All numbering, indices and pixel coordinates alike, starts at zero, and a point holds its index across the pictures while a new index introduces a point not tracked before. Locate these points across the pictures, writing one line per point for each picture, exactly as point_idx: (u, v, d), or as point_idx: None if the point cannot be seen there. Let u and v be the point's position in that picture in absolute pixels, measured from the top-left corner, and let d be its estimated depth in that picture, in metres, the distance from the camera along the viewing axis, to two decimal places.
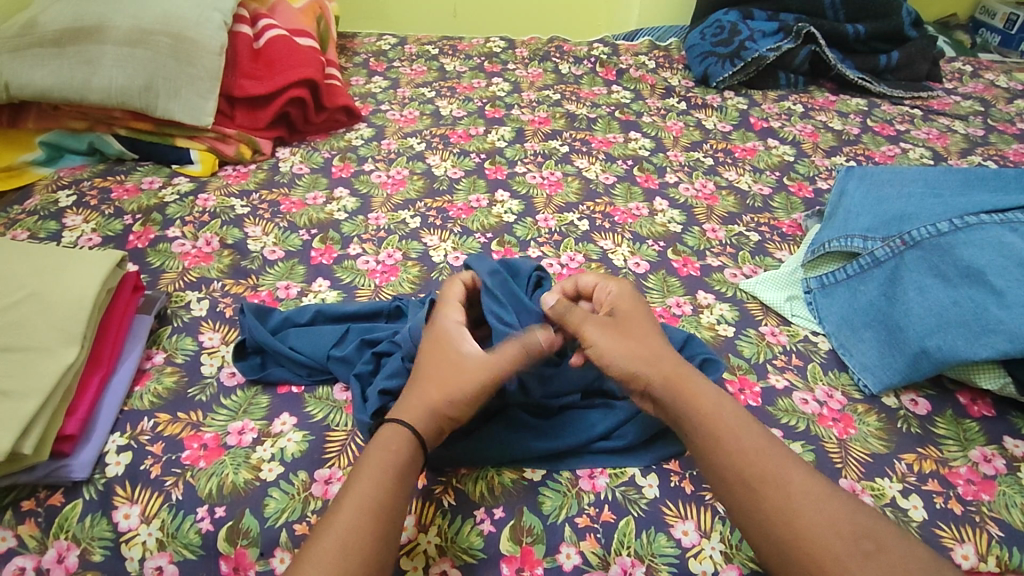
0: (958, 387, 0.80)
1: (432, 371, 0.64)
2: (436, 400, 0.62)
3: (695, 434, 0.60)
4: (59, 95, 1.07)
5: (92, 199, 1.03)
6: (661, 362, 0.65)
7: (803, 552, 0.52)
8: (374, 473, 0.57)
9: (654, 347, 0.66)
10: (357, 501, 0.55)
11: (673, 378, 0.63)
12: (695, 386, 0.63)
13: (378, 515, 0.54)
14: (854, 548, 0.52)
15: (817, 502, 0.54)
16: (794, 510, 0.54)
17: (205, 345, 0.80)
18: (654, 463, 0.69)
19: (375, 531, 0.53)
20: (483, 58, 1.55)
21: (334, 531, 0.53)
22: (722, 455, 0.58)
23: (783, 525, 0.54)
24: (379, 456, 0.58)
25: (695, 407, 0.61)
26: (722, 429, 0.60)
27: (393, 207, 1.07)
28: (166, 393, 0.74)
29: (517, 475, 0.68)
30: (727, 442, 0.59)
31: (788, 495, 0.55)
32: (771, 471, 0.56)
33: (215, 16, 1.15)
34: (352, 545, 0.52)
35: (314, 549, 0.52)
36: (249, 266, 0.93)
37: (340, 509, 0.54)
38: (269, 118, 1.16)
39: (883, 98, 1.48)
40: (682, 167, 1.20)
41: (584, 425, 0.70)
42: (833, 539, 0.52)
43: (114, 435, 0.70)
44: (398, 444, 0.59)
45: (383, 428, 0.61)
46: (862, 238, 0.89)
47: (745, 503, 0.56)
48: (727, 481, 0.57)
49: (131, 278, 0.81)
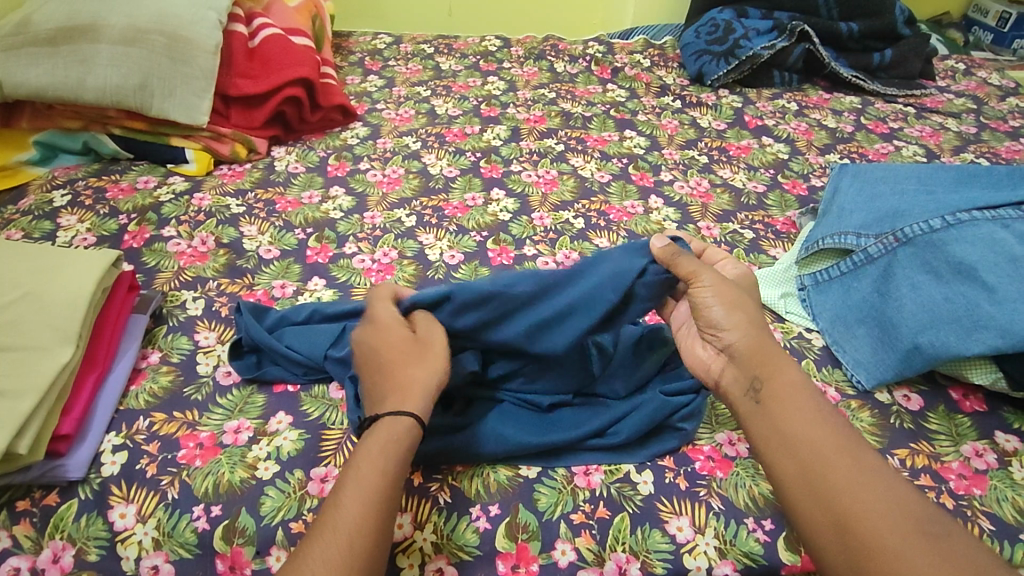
0: (951, 382, 0.81)
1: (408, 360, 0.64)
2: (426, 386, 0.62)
3: (767, 400, 0.60)
4: (54, 94, 1.06)
5: (88, 199, 1.03)
6: (753, 328, 0.64)
7: (863, 525, 0.51)
8: (375, 467, 0.56)
9: (751, 315, 0.65)
10: (360, 496, 0.54)
11: (762, 347, 0.63)
12: (776, 358, 0.63)
13: (380, 510, 0.54)
14: (922, 529, 0.50)
15: (888, 483, 0.53)
16: (860, 486, 0.53)
17: (201, 345, 0.80)
18: (648, 460, 0.70)
19: (378, 530, 0.53)
20: (479, 56, 1.56)
21: (337, 526, 0.52)
22: (793, 422, 0.58)
23: (845, 497, 0.53)
24: (381, 451, 0.57)
25: (776, 375, 0.61)
26: (798, 399, 0.59)
27: (389, 206, 1.07)
28: (163, 392, 0.74)
29: (512, 472, 0.68)
30: (800, 411, 0.59)
31: (858, 471, 0.54)
32: (844, 447, 0.56)
33: (211, 15, 1.15)
34: (356, 540, 0.51)
35: (317, 544, 0.51)
36: (245, 265, 0.93)
37: (341, 504, 0.53)
38: (264, 118, 1.16)
39: (877, 96, 1.49)
40: (677, 165, 1.21)
41: (579, 423, 0.71)
42: (899, 518, 0.51)
43: (110, 434, 0.70)
44: (397, 433, 0.58)
45: (376, 420, 0.60)
46: (856, 235, 0.90)
47: (810, 471, 0.55)
48: (792, 448, 0.57)
49: (126, 277, 0.81)
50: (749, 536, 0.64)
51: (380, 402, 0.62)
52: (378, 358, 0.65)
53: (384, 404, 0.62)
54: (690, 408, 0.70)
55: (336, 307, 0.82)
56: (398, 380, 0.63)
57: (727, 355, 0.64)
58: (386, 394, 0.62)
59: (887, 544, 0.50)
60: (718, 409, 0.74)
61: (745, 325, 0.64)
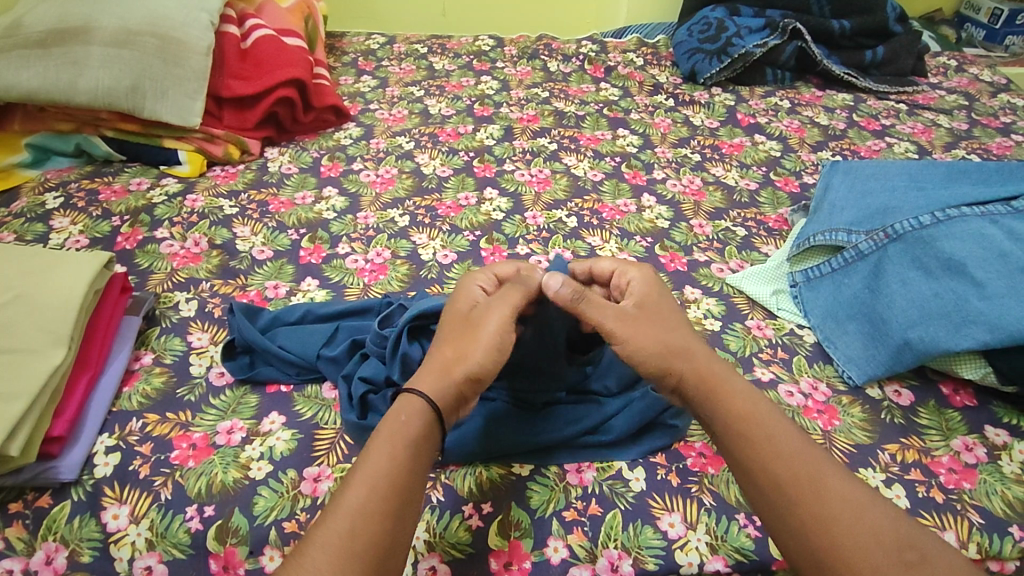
0: (941, 377, 0.81)
1: (451, 338, 0.65)
2: (454, 364, 0.62)
3: (727, 433, 0.59)
4: (46, 96, 1.06)
5: (80, 201, 1.03)
6: (677, 356, 0.63)
7: (837, 559, 0.50)
8: (383, 451, 0.54)
9: (675, 345, 0.64)
10: (366, 482, 0.52)
11: (705, 376, 0.62)
12: (725, 391, 0.61)
13: (386, 495, 0.52)
14: (896, 559, 0.49)
15: (859, 511, 0.52)
16: (832, 516, 0.52)
17: (194, 346, 0.81)
18: (641, 456, 0.70)
19: (384, 514, 0.51)
20: (472, 56, 1.56)
21: (342, 511, 0.50)
22: (755, 453, 0.57)
23: (818, 529, 0.52)
24: (389, 432, 0.56)
25: (730, 410, 0.60)
26: (756, 429, 0.58)
27: (383, 206, 1.07)
28: (155, 393, 0.75)
29: (505, 470, 0.69)
30: (761, 441, 0.57)
31: (826, 500, 0.53)
32: (809, 475, 0.55)
33: (203, 17, 1.15)
34: (359, 527, 0.50)
35: (319, 532, 0.49)
36: (238, 266, 0.93)
37: (347, 489, 0.52)
38: (256, 119, 1.16)
39: (869, 93, 1.50)
40: (670, 163, 1.21)
41: (572, 419, 0.71)
42: (873, 546, 0.50)
43: (102, 436, 0.70)
44: (412, 417, 0.57)
45: (397, 400, 0.60)
46: (847, 232, 0.90)
47: (779, 504, 0.54)
48: (759, 485, 0.56)
49: (118, 279, 0.81)
50: (740, 531, 0.64)
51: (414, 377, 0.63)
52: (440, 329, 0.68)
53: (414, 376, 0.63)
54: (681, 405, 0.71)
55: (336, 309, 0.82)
56: (432, 358, 0.63)
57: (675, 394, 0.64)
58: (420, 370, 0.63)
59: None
60: None
61: (677, 359, 0.63)
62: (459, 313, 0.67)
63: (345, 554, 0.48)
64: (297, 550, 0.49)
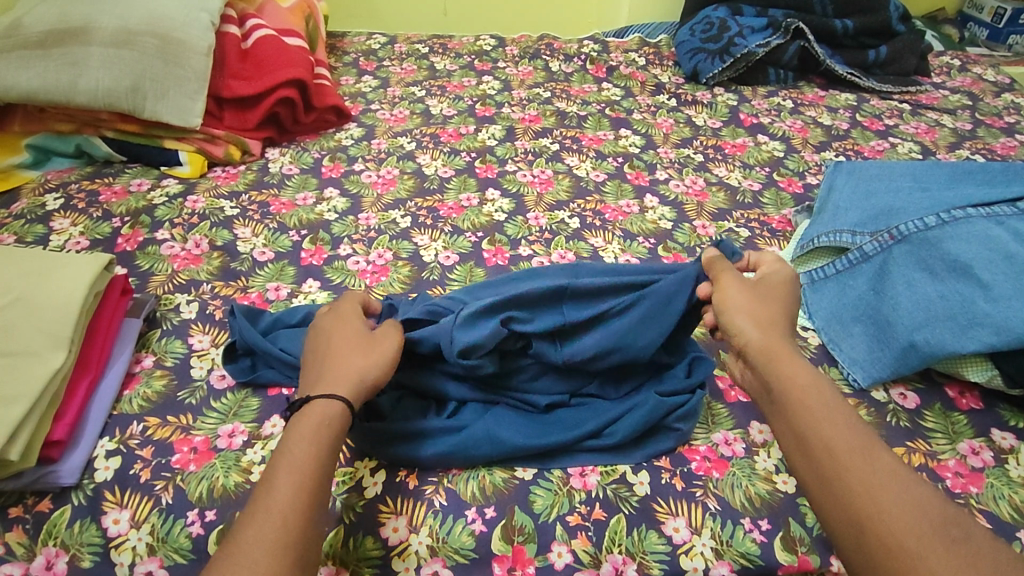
0: (947, 380, 0.80)
1: (349, 348, 0.66)
2: (363, 373, 0.64)
3: (783, 400, 0.60)
4: (46, 97, 1.05)
5: (81, 202, 1.03)
6: (765, 329, 0.66)
7: (879, 524, 0.50)
8: (308, 449, 0.56)
9: (767, 320, 0.66)
10: (292, 477, 0.54)
11: (772, 346, 0.64)
12: (790, 358, 0.63)
13: (314, 490, 0.54)
14: (937, 532, 0.49)
15: (904, 488, 0.52)
16: (874, 485, 0.52)
17: (195, 348, 0.80)
18: (645, 460, 0.70)
19: (311, 508, 0.53)
20: (473, 56, 1.55)
21: (271, 508, 0.52)
22: (807, 420, 0.58)
23: (861, 496, 0.52)
24: (310, 430, 0.58)
25: (791, 377, 0.61)
26: (811, 399, 0.59)
27: (384, 207, 1.06)
28: (156, 396, 0.74)
29: (508, 474, 0.68)
30: (815, 409, 0.58)
31: (875, 473, 0.53)
32: (857, 448, 0.55)
33: (203, 17, 1.14)
34: (290, 521, 0.51)
35: (249, 529, 0.51)
36: (239, 267, 0.93)
37: (274, 487, 0.54)
38: (257, 119, 1.16)
39: (872, 92, 1.49)
40: (672, 164, 1.21)
41: (574, 423, 0.70)
42: (917, 520, 0.50)
43: (103, 440, 0.70)
44: (330, 415, 0.59)
45: (310, 403, 0.60)
46: (851, 233, 0.90)
47: (827, 472, 0.54)
48: (809, 452, 0.56)
49: (119, 281, 0.81)
50: (745, 536, 0.64)
51: (313, 384, 0.63)
52: (326, 341, 0.67)
53: (319, 384, 0.63)
54: (686, 409, 0.70)
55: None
56: (338, 364, 0.64)
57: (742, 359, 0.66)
58: (322, 377, 0.63)
59: (904, 544, 0.49)
60: (715, 410, 0.76)
61: (758, 327, 0.65)
62: (351, 329, 0.68)
63: (278, 547, 0.50)
64: (229, 549, 0.50)
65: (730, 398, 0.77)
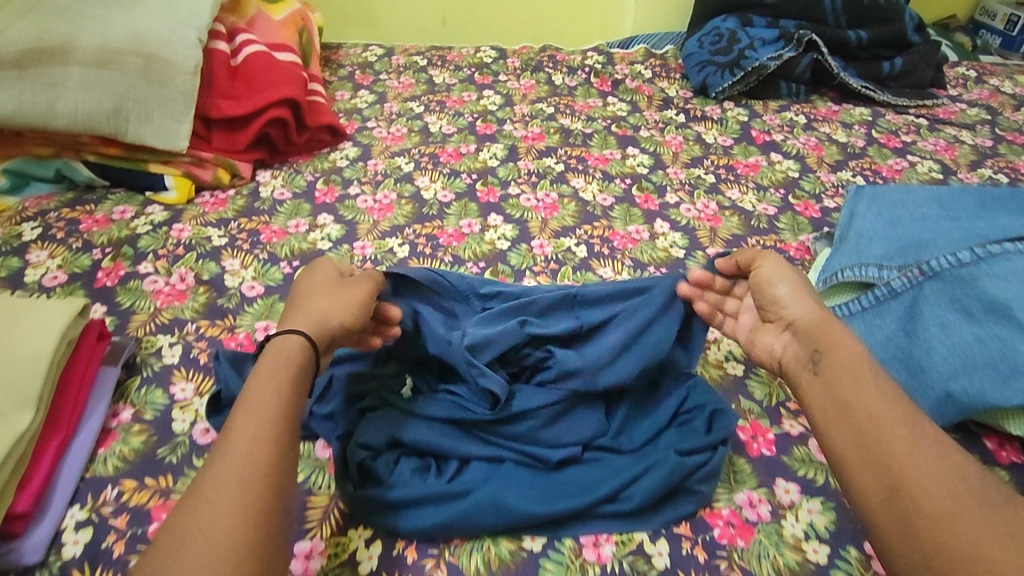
0: (985, 430, 0.75)
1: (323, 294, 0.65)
2: (329, 312, 0.63)
3: (828, 367, 0.60)
4: (23, 121, 1.00)
5: (59, 232, 0.97)
6: (816, 305, 0.66)
7: (915, 487, 0.49)
8: (270, 382, 0.55)
9: (815, 296, 0.67)
10: (256, 405, 0.53)
11: (825, 319, 0.63)
12: (842, 331, 0.62)
13: (277, 423, 0.53)
14: (975, 499, 0.48)
15: (946, 452, 0.51)
16: (916, 451, 0.51)
17: (177, 398, 0.75)
18: (663, 527, 0.65)
19: (275, 440, 0.52)
20: (473, 69, 1.49)
21: (231, 443, 0.50)
22: (851, 386, 0.57)
23: (901, 460, 0.51)
24: (271, 365, 0.56)
25: (840, 348, 0.60)
26: (857, 366, 0.58)
27: (381, 234, 1.01)
28: (133, 456, 0.69)
29: (515, 545, 0.63)
30: (860, 377, 0.57)
31: (917, 437, 0.52)
32: (901, 414, 0.54)
33: (189, 34, 1.07)
34: (257, 452, 0.50)
35: (214, 462, 0.49)
36: (227, 304, 0.87)
37: (235, 423, 0.52)
38: (248, 141, 1.10)
39: (887, 106, 1.44)
40: (682, 185, 1.15)
41: (586, 485, 0.65)
42: (957, 484, 0.49)
43: (73, 508, 0.64)
44: (289, 348, 0.58)
45: (270, 341, 0.59)
46: (878, 267, 0.84)
47: (867, 435, 0.54)
48: (849, 414, 0.56)
49: (95, 325, 0.75)
50: None
51: (280, 325, 0.62)
52: (301, 290, 0.67)
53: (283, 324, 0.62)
54: (707, 470, 0.66)
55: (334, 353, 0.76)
56: (305, 304, 0.63)
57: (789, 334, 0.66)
58: (289, 317, 0.62)
59: (940, 507, 0.48)
60: (736, 466, 0.71)
61: (808, 302, 0.65)
62: (323, 278, 0.68)
63: (244, 481, 0.48)
64: (194, 484, 0.49)
65: (752, 452, 0.72)
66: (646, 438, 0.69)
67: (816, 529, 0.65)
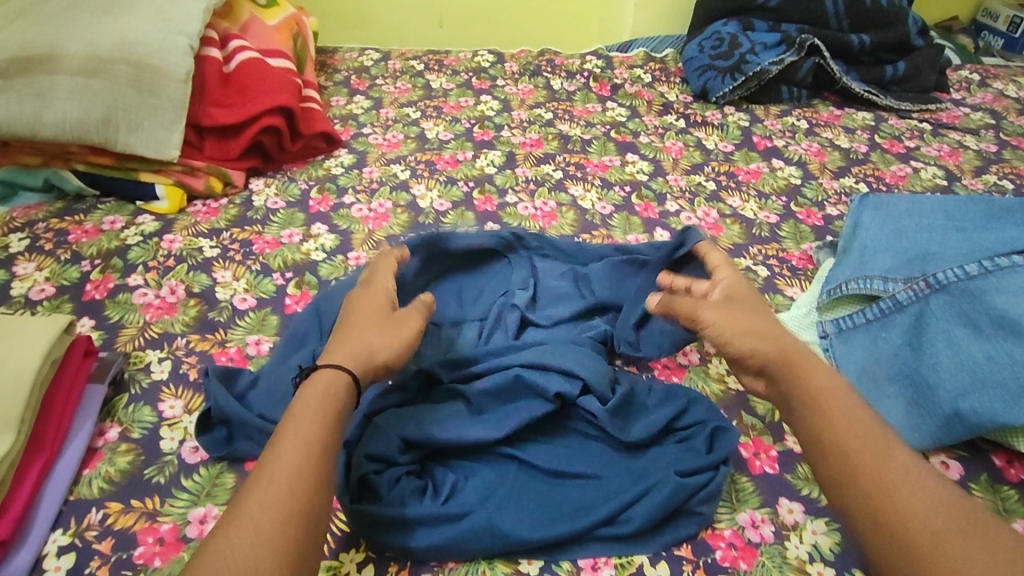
0: (993, 447, 0.73)
1: (371, 325, 0.66)
2: (376, 351, 0.64)
3: (798, 404, 0.59)
4: (10, 131, 0.99)
5: (48, 243, 0.95)
6: (773, 338, 0.65)
7: (895, 523, 0.49)
8: (316, 416, 0.56)
9: (773, 329, 0.66)
10: (298, 438, 0.53)
11: (787, 353, 0.63)
12: (807, 363, 0.62)
13: (320, 457, 0.53)
14: (955, 528, 0.47)
15: (920, 482, 0.51)
16: (890, 484, 0.51)
17: (166, 416, 0.73)
18: (663, 549, 0.63)
19: (318, 475, 0.52)
20: (471, 73, 1.48)
21: (275, 473, 0.51)
22: (822, 420, 0.57)
23: (878, 495, 0.51)
24: (318, 398, 0.57)
25: (808, 384, 0.60)
26: (826, 401, 0.58)
27: (375, 245, 0.99)
28: (119, 476, 0.67)
29: (511, 569, 0.61)
30: (829, 411, 0.57)
31: (889, 469, 0.52)
32: (873, 447, 0.54)
33: (181, 41, 1.05)
34: (299, 489, 0.50)
35: (255, 494, 0.50)
36: (217, 318, 0.86)
37: (280, 452, 0.53)
38: (240, 149, 1.08)
39: (890, 111, 1.42)
40: (683, 193, 1.13)
41: (583, 508, 0.63)
42: (934, 515, 0.48)
43: (56, 532, 0.62)
44: (338, 383, 0.59)
45: (318, 371, 0.60)
46: (883, 279, 0.83)
47: (842, 472, 0.53)
48: (823, 452, 0.55)
49: (82, 342, 0.73)
50: None
51: (326, 356, 0.63)
52: (349, 317, 0.68)
53: (330, 354, 0.63)
54: (709, 491, 0.64)
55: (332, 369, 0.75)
56: (354, 337, 0.65)
57: (758, 373, 0.65)
58: (335, 349, 0.63)
59: (921, 541, 0.47)
60: (739, 485, 0.69)
61: (764, 336, 0.65)
62: (372, 308, 0.69)
63: (283, 515, 0.49)
64: (230, 516, 0.49)
65: (755, 470, 0.70)
66: (644, 438, 0.68)
67: (821, 550, 0.63)
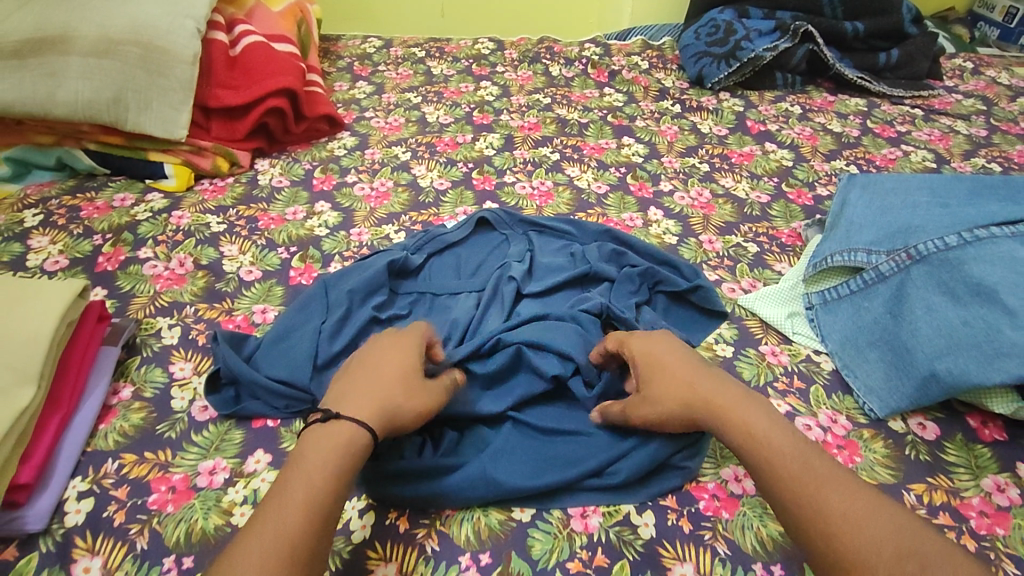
0: (969, 409, 0.77)
1: (398, 379, 0.63)
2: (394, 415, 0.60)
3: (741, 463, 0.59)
4: (21, 109, 1.02)
5: (61, 218, 0.99)
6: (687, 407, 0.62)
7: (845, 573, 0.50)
8: (326, 476, 0.54)
9: (686, 393, 0.63)
10: (306, 499, 0.52)
11: (712, 411, 0.61)
12: (732, 418, 0.60)
13: (324, 522, 0.52)
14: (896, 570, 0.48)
15: (858, 523, 0.51)
16: (831, 532, 0.51)
17: (176, 377, 0.77)
18: (649, 499, 0.66)
19: (318, 540, 0.51)
20: (471, 60, 1.50)
21: (279, 533, 0.50)
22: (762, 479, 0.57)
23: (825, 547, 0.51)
24: (332, 453, 0.55)
25: (741, 444, 0.59)
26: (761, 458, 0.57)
27: (377, 221, 1.02)
28: (133, 431, 0.71)
29: (505, 516, 0.65)
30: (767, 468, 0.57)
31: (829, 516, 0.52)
32: (808, 496, 0.54)
33: (188, 24, 1.08)
34: (298, 550, 0.50)
35: (254, 551, 0.49)
36: (225, 288, 0.89)
37: (287, 511, 0.51)
38: (246, 130, 1.11)
39: (883, 97, 1.44)
40: (677, 174, 1.16)
41: (573, 460, 0.67)
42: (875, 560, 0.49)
43: (75, 480, 0.66)
44: (356, 444, 0.56)
45: (337, 423, 0.57)
46: (866, 251, 0.86)
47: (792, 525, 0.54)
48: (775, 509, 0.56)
49: (95, 307, 0.77)
50: None
51: (346, 403, 0.60)
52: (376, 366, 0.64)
53: (348, 403, 0.60)
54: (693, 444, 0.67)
55: (343, 336, 0.75)
56: (377, 391, 0.61)
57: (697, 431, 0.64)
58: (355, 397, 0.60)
59: None
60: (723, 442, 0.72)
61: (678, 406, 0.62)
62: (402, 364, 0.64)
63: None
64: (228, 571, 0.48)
65: None
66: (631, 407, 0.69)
67: None
